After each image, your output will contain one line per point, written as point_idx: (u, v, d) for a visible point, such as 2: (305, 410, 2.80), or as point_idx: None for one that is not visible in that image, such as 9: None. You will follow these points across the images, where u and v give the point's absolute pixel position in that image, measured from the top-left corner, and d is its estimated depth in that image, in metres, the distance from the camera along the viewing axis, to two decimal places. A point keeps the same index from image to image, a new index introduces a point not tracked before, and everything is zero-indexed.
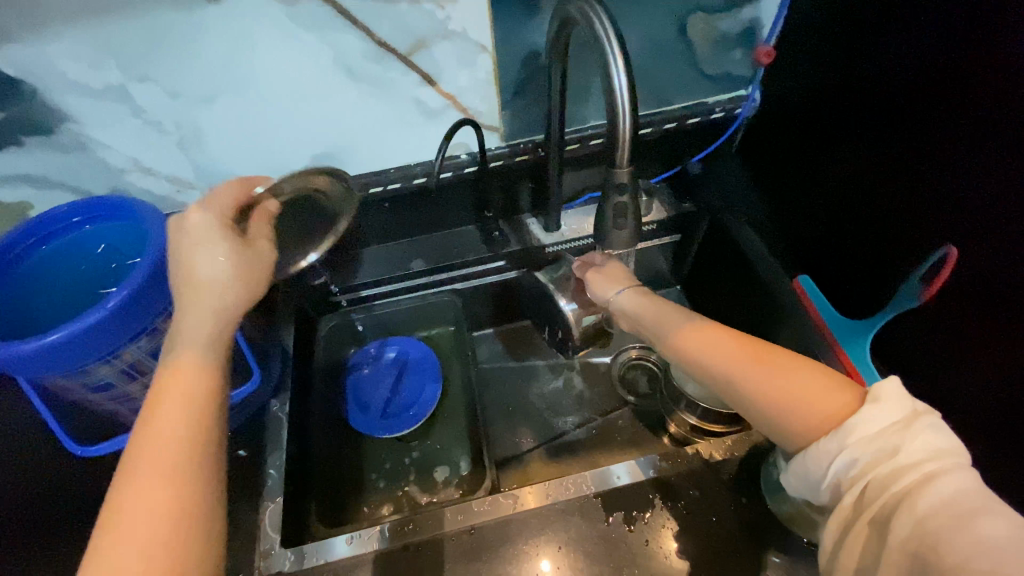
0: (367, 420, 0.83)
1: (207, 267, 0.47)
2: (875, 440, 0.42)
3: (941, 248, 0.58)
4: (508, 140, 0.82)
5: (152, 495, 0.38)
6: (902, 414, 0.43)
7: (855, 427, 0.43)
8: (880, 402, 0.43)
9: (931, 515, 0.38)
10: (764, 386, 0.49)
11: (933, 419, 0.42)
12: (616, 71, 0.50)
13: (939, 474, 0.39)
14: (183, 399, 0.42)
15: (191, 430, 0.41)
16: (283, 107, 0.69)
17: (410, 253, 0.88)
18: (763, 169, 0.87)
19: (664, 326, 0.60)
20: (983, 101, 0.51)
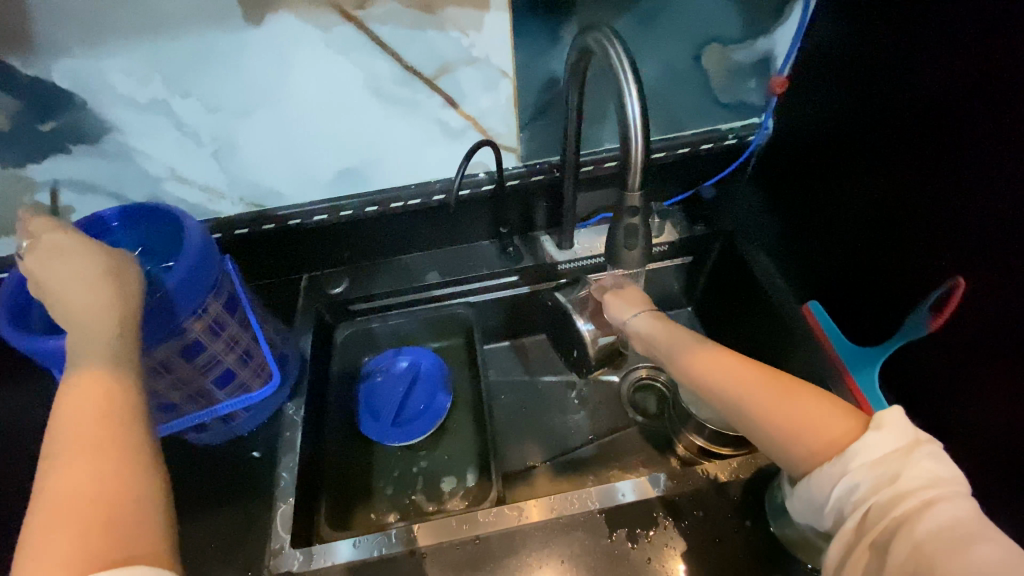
0: (379, 428, 0.84)
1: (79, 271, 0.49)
2: (876, 465, 0.43)
3: (947, 280, 0.59)
4: (525, 161, 0.84)
5: (69, 503, 0.38)
6: (904, 441, 0.44)
7: (858, 452, 0.44)
8: (881, 429, 0.45)
9: (928, 540, 0.39)
10: (768, 411, 0.50)
11: (933, 448, 0.43)
12: (631, 100, 0.52)
13: (936, 501, 0.40)
14: (87, 408, 0.42)
15: (95, 435, 0.41)
16: (312, 123, 0.73)
17: (427, 266, 0.91)
18: (775, 196, 0.88)
19: (671, 347, 0.62)
20: (991, 137, 0.53)
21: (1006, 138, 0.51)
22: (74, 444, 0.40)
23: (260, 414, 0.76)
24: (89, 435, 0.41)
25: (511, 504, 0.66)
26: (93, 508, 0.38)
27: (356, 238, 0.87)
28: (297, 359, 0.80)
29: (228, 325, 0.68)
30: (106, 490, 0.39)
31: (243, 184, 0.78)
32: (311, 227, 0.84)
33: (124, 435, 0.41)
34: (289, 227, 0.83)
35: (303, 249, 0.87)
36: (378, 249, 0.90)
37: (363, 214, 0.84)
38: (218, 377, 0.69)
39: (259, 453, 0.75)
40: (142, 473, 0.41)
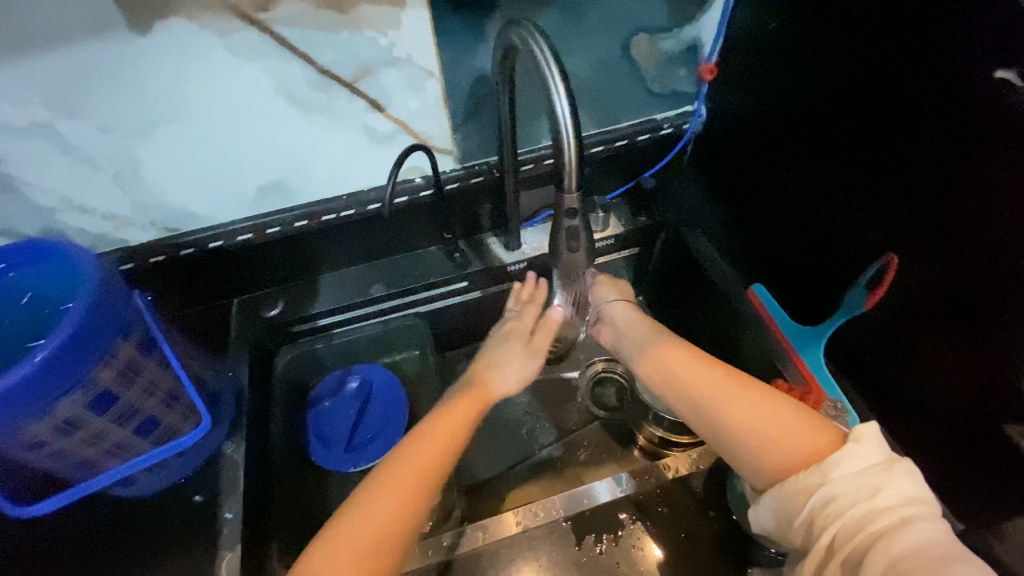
0: (332, 455, 0.80)
1: (514, 373, 0.69)
2: (859, 479, 0.46)
3: (883, 257, 0.62)
4: (462, 162, 0.81)
5: (347, 547, 0.52)
6: (882, 458, 0.47)
7: (837, 463, 0.47)
8: (862, 444, 0.48)
9: (904, 556, 0.41)
10: (753, 421, 0.54)
11: (908, 466, 0.47)
12: (559, 97, 0.50)
13: (912, 519, 0.43)
14: (451, 437, 0.61)
15: (434, 473, 0.58)
16: (226, 137, 0.67)
17: (368, 279, 0.86)
18: (714, 181, 0.89)
19: (658, 353, 0.64)
20: (912, 117, 0.54)
21: (926, 118, 0.53)
22: (385, 499, 0.55)
23: (194, 461, 0.70)
24: (399, 482, 0.56)
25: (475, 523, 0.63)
26: (360, 558, 0.52)
27: (288, 255, 0.81)
28: (231, 394, 0.73)
29: (145, 367, 0.63)
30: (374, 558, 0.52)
31: (154, 209, 0.71)
32: (236, 248, 0.77)
33: (422, 498, 0.57)
34: (211, 250, 0.76)
35: (231, 272, 0.80)
36: (314, 265, 0.84)
37: (294, 230, 0.78)
38: (138, 426, 0.64)
39: (200, 497, 0.69)
40: (405, 537, 0.55)
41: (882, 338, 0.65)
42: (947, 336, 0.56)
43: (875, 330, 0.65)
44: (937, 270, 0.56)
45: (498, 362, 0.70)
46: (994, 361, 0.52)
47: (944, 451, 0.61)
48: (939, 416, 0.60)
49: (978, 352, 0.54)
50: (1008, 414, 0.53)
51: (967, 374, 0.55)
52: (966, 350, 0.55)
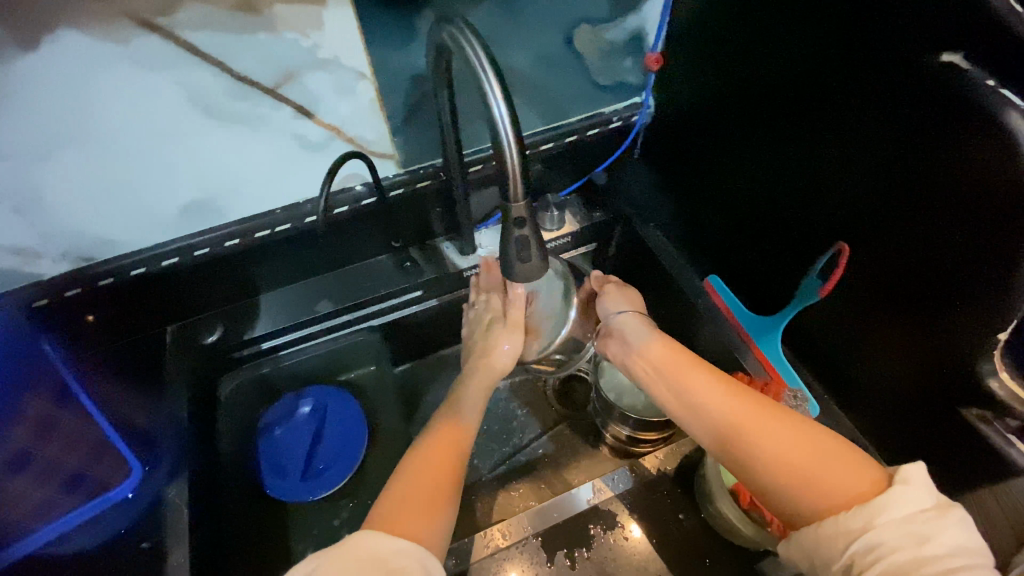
0: (288, 486, 0.75)
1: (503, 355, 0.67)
2: (907, 523, 0.42)
3: (835, 246, 0.61)
4: (406, 166, 0.77)
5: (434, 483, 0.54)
6: (932, 502, 0.43)
7: (886, 508, 0.43)
8: (911, 487, 0.44)
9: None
10: (787, 455, 0.49)
11: (961, 514, 0.42)
12: (495, 100, 0.47)
13: (962, 569, 0.39)
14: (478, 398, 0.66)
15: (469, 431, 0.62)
16: (136, 156, 0.60)
17: (315, 294, 0.81)
18: (666, 172, 0.87)
19: (680, 371, 0.59)
20: (860, 104, 0.54)
21: (872, 105, 0.52)
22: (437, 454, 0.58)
23: (129, 514, 0.62)
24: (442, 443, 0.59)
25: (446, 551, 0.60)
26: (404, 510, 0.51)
27: (223, 276, 0.75)
28: (170, 434, 0.66)
29: (64, 419, 0.63)
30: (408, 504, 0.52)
31: (63, 239, 0.64)
32: (162, 274, 0.71)
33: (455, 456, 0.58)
34: (134, 278, 0.69)
35: (160, 300, 0.73)
36: (253, 284, 0.79)
37: (224, 250, 0.72)
38: (63, 483, 0.61)
39: (149, 543, 0.60)
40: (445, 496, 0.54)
41: (837, 324, 0.65)
42: (902, 320, 0.57)
43: (830, 317, 0.66)
44: (887, 256, 0.56)
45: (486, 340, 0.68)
46: (947, 343, 0.53)
47: (903, 431, 0.62)
48: (897, 398, 0.61)
49: (930, 335, 0.54)
50: (961, 392, 0.54)
51: (922, 356, 0.56)
52: (919, 334, 0.55)
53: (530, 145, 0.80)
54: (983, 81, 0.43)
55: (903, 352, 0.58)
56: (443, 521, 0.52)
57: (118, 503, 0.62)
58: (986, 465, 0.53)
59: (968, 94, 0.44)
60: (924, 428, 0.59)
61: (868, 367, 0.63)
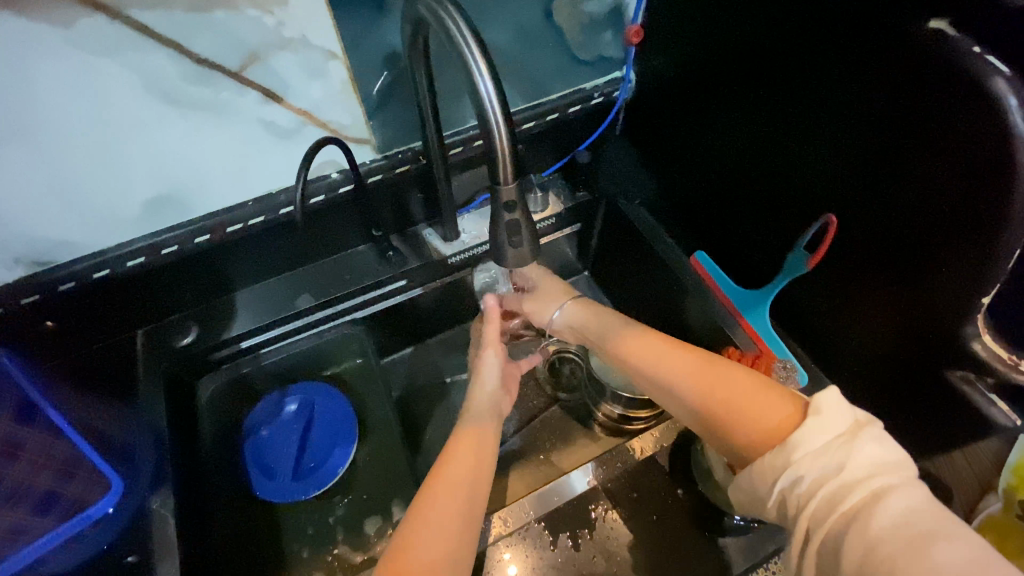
0: (277, 487, 0.73)
1: (491, 375, 0.70)
2: (823, 455, 0.42)
3: (822, 218, 0.62)
4: (383, 151, 0.73)
5: (452, 512, 0.50)
6: (846, 426, 0.43)
7: (798, 443, 0.43)
8: (822, 416, 0.44)
9: (883, 532, 0.37)
10: (707, 400, 0.52)
11: (876, 431, 0.43)
12: (481, 77, 0.45)
13: (887, 492, 0.39)
14: (485, 419, 0.64)
15: (487, 456, 0.58)
16: (90, 149, 0.56)
17: (294, 289, 0.78)
18: (648, 148, 0.86)
19: (625, 347, 0.63)
20: (845, 75, 0.53)
21: (856, 74, 0.52)
22: (459, 475, 0.54)
23: (110, 530, 0.58)
24: (466, 466, 0.55)
25: None
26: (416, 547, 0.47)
27: (195, 274, 0.71)
28: (150, 444, 0.63)
29: (29, 439, 0.58)
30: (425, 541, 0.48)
31: (13, 242, 0.59)
32: (127, 276, 0.67)
33: (476, 482, 0.54)
34: (97, 281, 0.65)
35: (129, 303, 0.69)
36: (228, 281, 0.75)
37: (194, 247, 0.68)
38: (35, 504, 0.57)
39: (134, 557, 0.57)
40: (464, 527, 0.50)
41: (826, 295, 0.66)
42: (887, 288, 0.58)
43: (819, 289, 0.67)
44: (876, 226, 0.57)
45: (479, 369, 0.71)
46: (930, 308, 0.54)
47: (890, 396, 0.63)
48: (885, 364, 0.62)
49: (916, 301, 0.55)
50: (943, 356, 0.55)
51: (907, 322, 0.57)
52: (902, 301, 0.57)
53: (519, 122, 0.78)
54: (968, 48, 0.43)
55: (892, 320, 0.59)
56: (459, 547, 0.48)
57: (99, 519, 0.58)
58: (973, 424, 0.55)
59: (953, 62, 0.44)
60: (912, 392, 0.60)
61: (854, 335, 0.65)
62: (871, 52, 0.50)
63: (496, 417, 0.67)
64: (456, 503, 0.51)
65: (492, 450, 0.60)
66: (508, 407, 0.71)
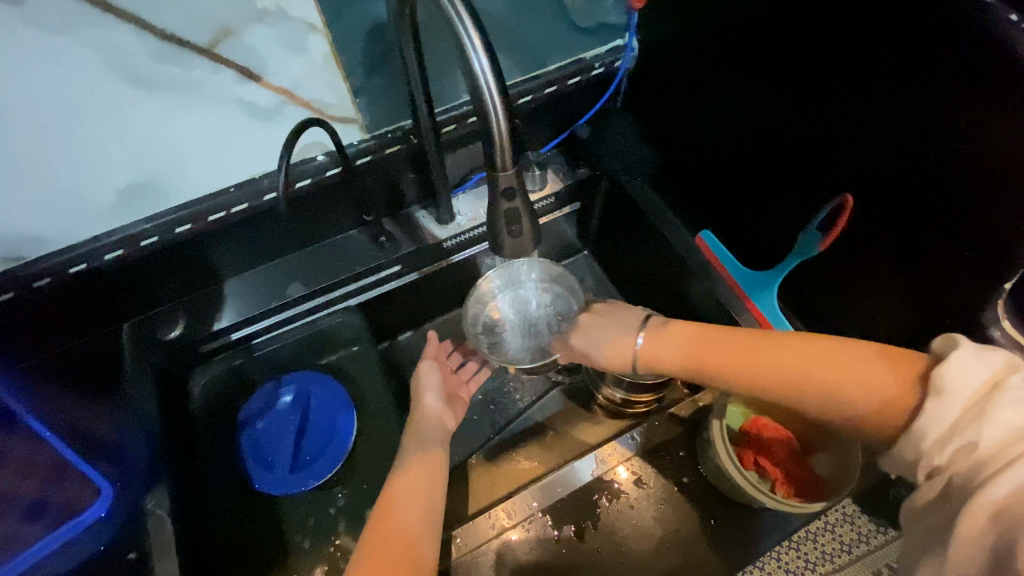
0: (276, 479, 0.71)
1: (431, 393, 0.73)
2: (949, 436, 0.38)
3: (837, 196, 0.58)
4: (372, 131, 0.69)
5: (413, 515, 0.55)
6: (975, 395, 0.38)
7: (923, 427, 0.39)
8: (947, 392, 0.39)
9: (1007, 507, 0.35)
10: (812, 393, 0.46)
11: (1014, 391, 0.37)
12: (475, 52, 0.41)
13: (1020, 462, 0.35)
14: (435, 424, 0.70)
15: (439, 461, 0.63)
16: (53, 135, 0.52)
17: (284, 277, 0.75)
18: (652, 121, 0.82)
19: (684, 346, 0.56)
20: (868, 43, 0.49)
21: (879, 42, 0.48)
22: (415, 477, 0.60)
23: (107, 531, 0.58)
24: (422, 471, 0.61)
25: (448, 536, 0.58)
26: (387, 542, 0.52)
27: (180, 265, 0.68)
28: (142, 444, 0.61)
29: (13, 447, 0.59)
30: (392, 537, 0.52)
31: None
32: (106, 269, 0.63)
33: (436, 488, 0.60)
34: (74, 276, 0.62)
35: (111, 296, 0.66)
36: (213, 271, 0.72)
37: (175, 237, 0.64)
38: (23, 513, 0.57)
39: (135, 554, 0.56)
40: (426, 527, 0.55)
41: (839, 276, 0.64)
42: (905, 270, 0.56)
43: (830, 271, 0.65)
44: (895, 206, 0.54)
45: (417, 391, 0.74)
46: (954, 292, 0.52)
47: None
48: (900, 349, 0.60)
49: (933, 285, 0.53)
50: None
51: (922, 306, 0.55)
52: (918, 284, 0.55)
53: (516, 96, 0.74)
54: (1006, 15, 0.40)
55: (909, 303, 0.57)
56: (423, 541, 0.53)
57: (93, 524, 0.58)
58: None
59: (988, 30, 0.40)
60: None
61: (867, 318, 0.63)
62: (896, 20, 0.46)
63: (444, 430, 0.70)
64: (430, 495, 0.58)
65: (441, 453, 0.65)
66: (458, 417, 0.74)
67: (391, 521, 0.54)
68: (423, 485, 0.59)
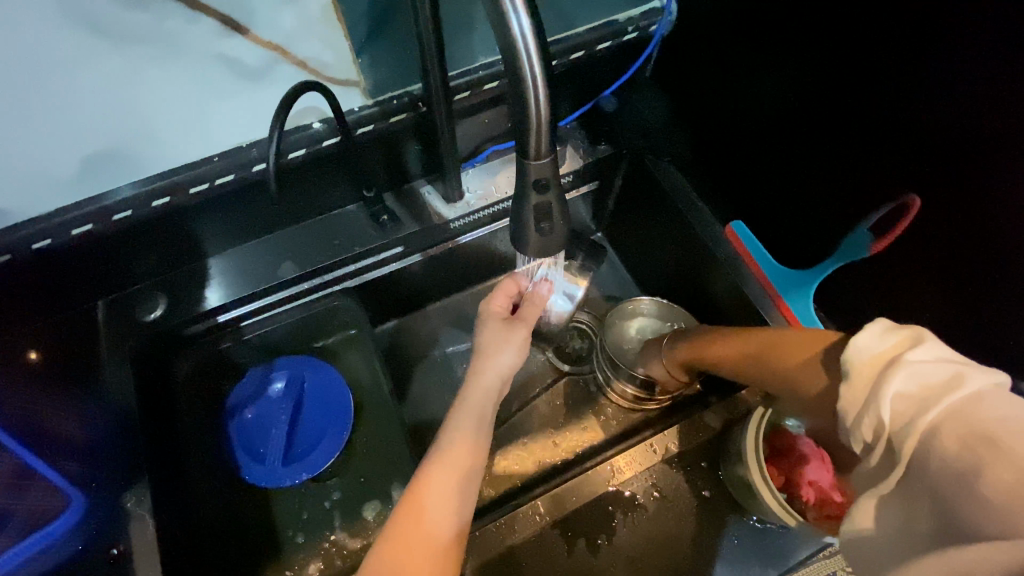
0: (266, 471, 0.66)
1: (505, 356, 0.59)
2: (861, 416, 0.35)
3: (900, 199, 0.52)
4: (376, 96, 0.61)
5: (442, 509, 0.49)
6: (876, 371, 0.35)
7: (842, 407, 0.36)
8: (849, 372, 0.36)
9: (939, 481, 0.32)
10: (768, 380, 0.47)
11: (910, 360, 0.34)
12: (514, 10, 0.33)
13: (933, 431, 0.32)
14: (496, 388, 0.58)
15: (484, 440, 0.55)
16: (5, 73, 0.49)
17: (278, 253, 0.68)
18: (682, 96, 0.74)
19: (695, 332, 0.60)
20: (958, 20, 0.41)
21: (967, 27, 0.41)
22: (454, 461, 0.51)
23: (83, 534, 0.52)
24: (463, 453, 0.52)
25: (480, 526, 0.54)
26: (397, 541, 0.46)
27: (158, 243, 0.62)
28: (119, 440, 0.57)
29: None
30: (408, 535, 0.47)
31: None
32: (73, 246, 0.56)
33: (474, 474, 0.52)
34: (37, 253, 0.54)
35: (78, 272, 0.60)
36: (195, 247, 0.65)
37: (150, 212, 0.56)
38: None
39: (118, 549, 0.52)
40: (454, 522, 0.49)
41: (882, 283, 0.59)
42: (964, 283, 0.50)
43: (872, 275, 0.59)
44: (959, 216, 0.48)
45: (483, 343, 0.60)
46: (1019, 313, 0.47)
47: None
48: None
49: (995, 301, 0.48)
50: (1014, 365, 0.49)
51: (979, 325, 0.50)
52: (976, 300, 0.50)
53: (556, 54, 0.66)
54: None
55: (966, 319, 0.52)
56: (446, 541, 0.48)
57: (64, 534, 0.51)
58: None
59: None
60: None
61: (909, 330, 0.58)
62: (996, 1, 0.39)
63: (499, 394, 0.59)
64: (464, 485, 0.51)
65: (487, 428, 0.56)
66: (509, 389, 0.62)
67: (414, 518, 0.48)
68: (461, 472, 0.51)
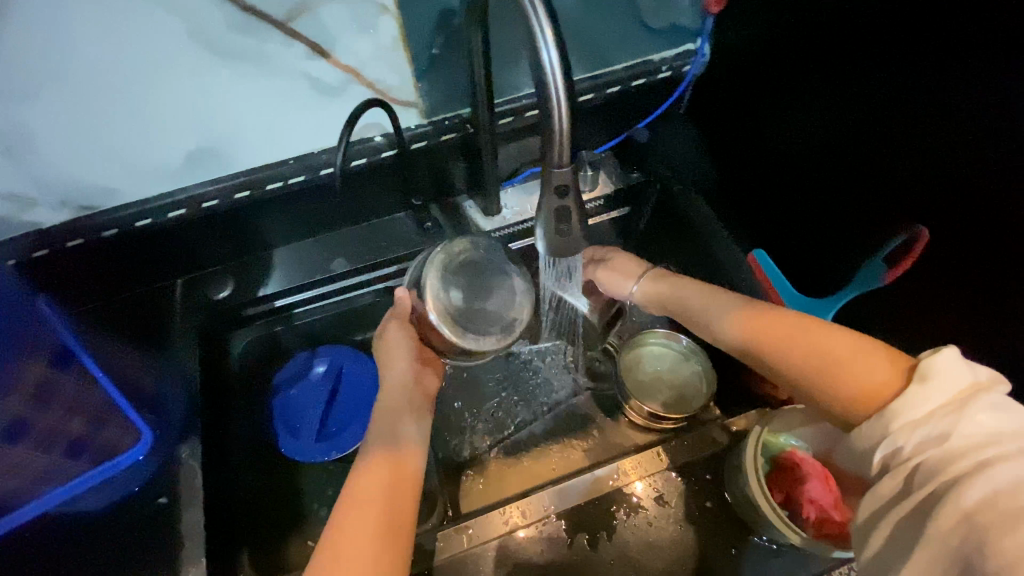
0: (300, 445, 0.72)
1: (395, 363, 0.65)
2: (920, 424, 0.39)
3: (909, 229, 0.54)
4: (429, 115, 0.70)
5: (380, 501, 0.52)
6: (957, 393, 0.39)
7: (898, 410, 0.40)
8: (929, 380, 0.40)
9: (976, 510, 0.35)
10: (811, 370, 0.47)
11: (993, 397, 0.38)
12: (544, 43, 0.40)
13: (994, 463, 0.36)
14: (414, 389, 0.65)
15: (415, 435, 0.60)
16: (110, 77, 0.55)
17: (330, 252, 0.76)
18: (713, 131, 0.79)
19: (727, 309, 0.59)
20: (963, 61, 0.45)
21: (968, 72, 0.44)
22: (380, 458, 0.56)
23: (141, 474, 0.60)
24: (391, 449, 0.57)
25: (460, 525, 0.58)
26: (344, 533, 0.49)
27: (234, 232, 0.72)
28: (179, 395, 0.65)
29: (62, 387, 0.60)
30: (364, 522, 0.50)
31: (56, 183, 0.60)
32: (170, 225, 0.67)
33: (412, 466, 0.57)
34: (138, 229, 0.66)
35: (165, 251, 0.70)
36: (262, 239, 0.74)
37: (233, 202, 0.68)
38: (64, 450, 0.58)
39: (166, 499, 0.60)
40: (403, 508, 0.53)
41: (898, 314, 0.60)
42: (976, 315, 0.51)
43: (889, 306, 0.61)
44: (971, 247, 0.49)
45: (383, 357, 0.66)
46: None
47: None
48: None
49: None
50: None
51: None
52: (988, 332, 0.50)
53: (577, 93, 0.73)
54: None
55: None
56: (400, 523, 0.52)
57: (129, 467, 0.59)
58: None
59: None
60: None
61: None
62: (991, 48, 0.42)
63: (417, 396, 0.65)
64: (399, 476, 0.55)
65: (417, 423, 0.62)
66: (432, 385, 0.69)
67: (355, 509, 0.51)
68: (390, 464, 0.56)
